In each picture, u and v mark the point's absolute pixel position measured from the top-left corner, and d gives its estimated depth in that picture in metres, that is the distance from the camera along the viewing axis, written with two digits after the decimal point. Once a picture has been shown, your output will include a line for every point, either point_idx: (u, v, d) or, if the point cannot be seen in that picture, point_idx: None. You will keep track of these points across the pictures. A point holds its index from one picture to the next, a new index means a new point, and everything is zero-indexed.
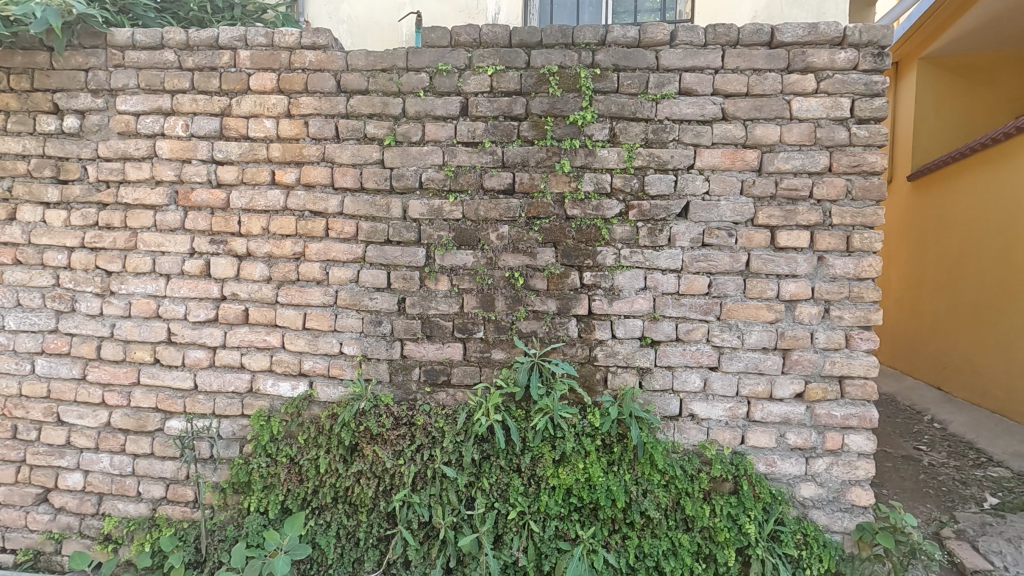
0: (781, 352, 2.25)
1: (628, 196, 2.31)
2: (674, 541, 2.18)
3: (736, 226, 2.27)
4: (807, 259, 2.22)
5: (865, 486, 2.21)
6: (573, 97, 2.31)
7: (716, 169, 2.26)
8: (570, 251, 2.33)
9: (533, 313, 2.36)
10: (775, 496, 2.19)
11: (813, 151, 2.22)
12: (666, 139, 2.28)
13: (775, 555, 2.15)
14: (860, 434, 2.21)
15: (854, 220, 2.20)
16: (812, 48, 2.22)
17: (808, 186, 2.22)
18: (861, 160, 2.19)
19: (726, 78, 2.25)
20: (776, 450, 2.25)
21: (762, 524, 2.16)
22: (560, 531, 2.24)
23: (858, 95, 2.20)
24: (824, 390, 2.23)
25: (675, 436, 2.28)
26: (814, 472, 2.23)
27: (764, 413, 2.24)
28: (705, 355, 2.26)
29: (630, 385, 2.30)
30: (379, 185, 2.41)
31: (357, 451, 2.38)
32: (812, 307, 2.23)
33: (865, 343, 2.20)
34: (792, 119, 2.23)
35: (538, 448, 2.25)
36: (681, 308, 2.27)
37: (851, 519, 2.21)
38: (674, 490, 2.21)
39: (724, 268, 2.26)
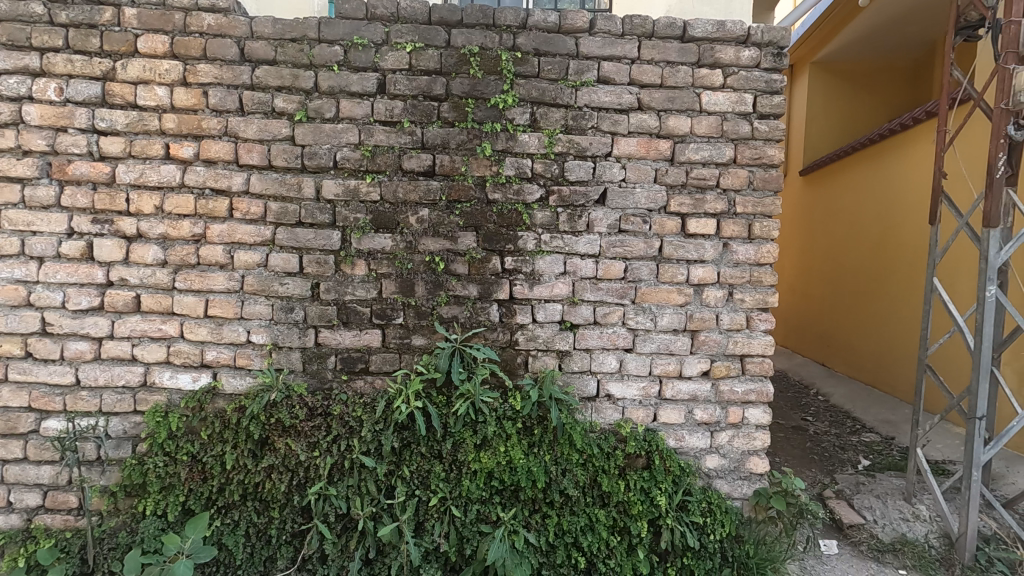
0: (690, 333, 2.38)
1: (548, 181, 2.33)
2: (591, 517, 2.25)
3: (650, 213, 2.36)
4: (713, 245, 2.35)
5: (762, 455, 2.40)
6: (494, 80, 2.29)
7: (632, 157, 2.33)
8: (491, 236, 2.32)
9: (454, 298, 2.34)
10: (683, 468, 2.32)
11: (720, 143, 2.34)
12: (585, 126, 2.32)
13: (683, 523, 2.25)
14: (757, 408, 2.39)
15: (755, 209, 2.35)
16: (719, 44, 2.33)
17: (715, 176, 2.34)
18: (761, 153, 2.34)
19: (641, 69, 2.31)
20: (685, 426, 2.38)
21: (671, 495, 2.27)
22: (481, 515, 2.24)
23: (760, 91, 2.34)
24: (728, 368, 2.38)
25: (592, 416, 2.36)
26: (718, 444, 2.38)
27: (674, 391, 2.37)
28: (620, 337, 2.35)
29: (550, 368, 2.34)
30: (289, 163, 2.27)
31: (268, 444, 2.25)
32: (717, 291, 2.37)
33: (763, 324, 2.37)
34: (701, 111, 2.34)
35: (459, 433, 2.24)
36: (599, 292, 2.34)
37: (749, 486, 2.39)
38: (591, 468, 2.27)
39: (639, 253, 2.34)
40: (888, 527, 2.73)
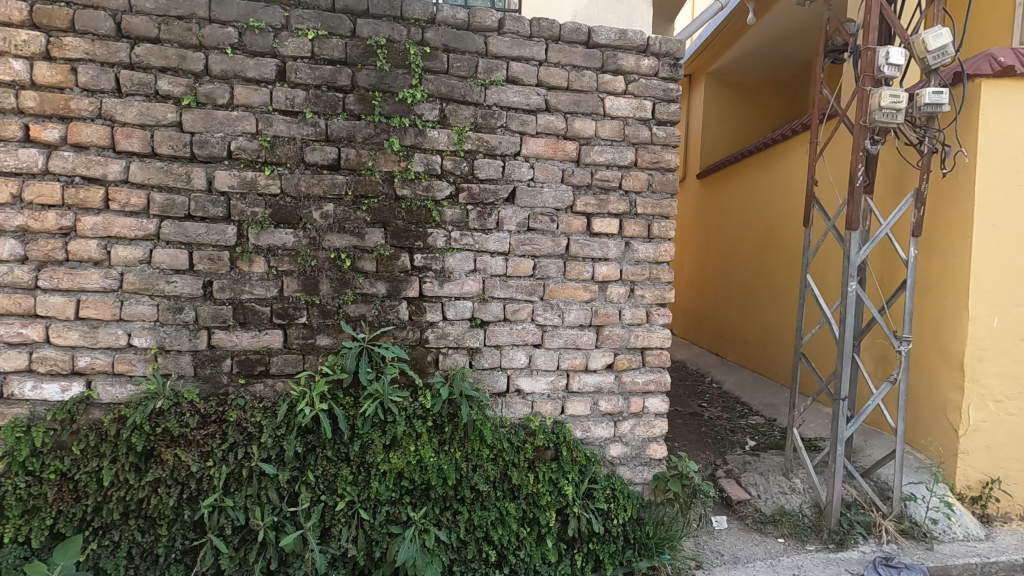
0: (595, 328, 2.48)
1: (458, 178, 2.33)
2: (501, 510, 2.28)
3: (558, 212, 2.43)
4: (616, 244, 2.47)
5: (660, 441, 2.56)
6: (402, 73, 2.25)
7: (540, 157, 2.39)
8: (399, 232, 2.28)
9: (361, 296, 2.27)
10: (589, 458, 2.41)
11: (622, 146, 2.46)
12: (494, 125, 2.34)
13: (589, 510, 2.35)
14: (656, 397, 2.54)
15: (654, 210, 2.49)
16: (621, 52, 2.44)
17: (618, 178, 2.45)
18: (660, 158, 2.48)
19: (549, 71, 2.37)
20: (590, 417, 2.48)
21: (578, 484, 2.36)
22: (391, 516, 2.21)
23: (658, 98, 2.48)
24: (630, 361, 2.51)
25: (502, 411, 2.40)
26: (621, 433, 2.51)
27: (580, 384, 2.46)
28: (529, 332, 2.40)
29: (460, 365, 2.35)
30: (175, 151, 2.09)
31: (154, 457, 2.07)
32: (620, 288, 2.49)
33: (661, 318, 2.52)
34: (604, 115, 2.44)
35: (368, 435, 2.19)
36: (508, 289, 2.38)
37: (649, 471, 2.54)
38: (501, 462, 2.31)
39: (547, 251, 2.40)
40: (769, 500, 3.02)
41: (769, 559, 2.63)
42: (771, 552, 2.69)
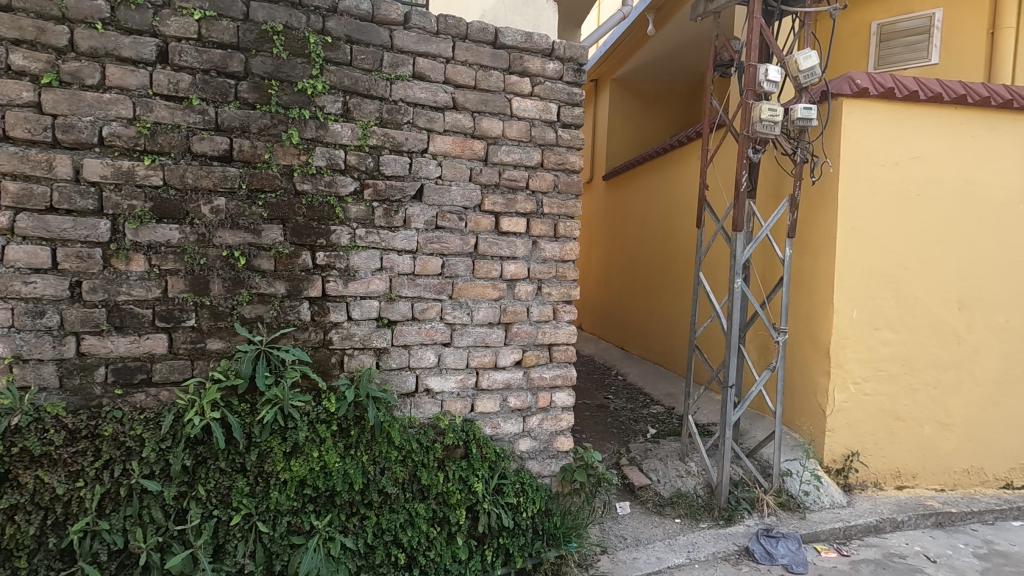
0: (503, 326, 2.51)
1: (363, 174, 2.27)
2: (411, 512, 2.25)
3: (466, 210, 2.43)
4: (523, 243, 2.51)
5: (567, 434, 2.64)
6: (301, 63, 2.15)
7: (448, 155, 2.38)
8: (300, 229, 2.18)
9: (258, 296, 2.15)
10: (498, 454, 2.44)
11: (529, 147, 2.51)
12: (401, 121, 2.30)
13: (498, 505, 2.37)
14: (562, 392, 2.61)
15: (559, 210, 2.56)
16: (527, 54, 2.49)
17: (525, 178, 2.50)
18: (565, 160, 2.56)
19: (456, 69, 2.37)
20: (499, 413, 2.52)
21: (488, 480, 2.37)
22: (293, 526, 2.10)
23: (563, 102, 2.55)
24: (537, 357, 2.57)
25: (410, 412, 2.37)
26: (529, 427, 2.56)
27: (489, 381, 2.48)
28: (438, 331, 2.39)
29: (367, 366, 2.29)
30: (33, 135, 1.86)
31: (8, 480, 1.82)
32: (528, 285, 2.54)
33: (567, 315, 2.60)
34: (511, 116, 2.47)
35: (266, 443, 2.07)
36: (416, 288, 2.35)
37: (557, 463, 2.61)
38: (410, 463, 2.27)
39: (455, 249, 2.40)
40: (668, 484, 3.22)
41: (667, 540, 2.81)
42: (668, 533, 2.88)
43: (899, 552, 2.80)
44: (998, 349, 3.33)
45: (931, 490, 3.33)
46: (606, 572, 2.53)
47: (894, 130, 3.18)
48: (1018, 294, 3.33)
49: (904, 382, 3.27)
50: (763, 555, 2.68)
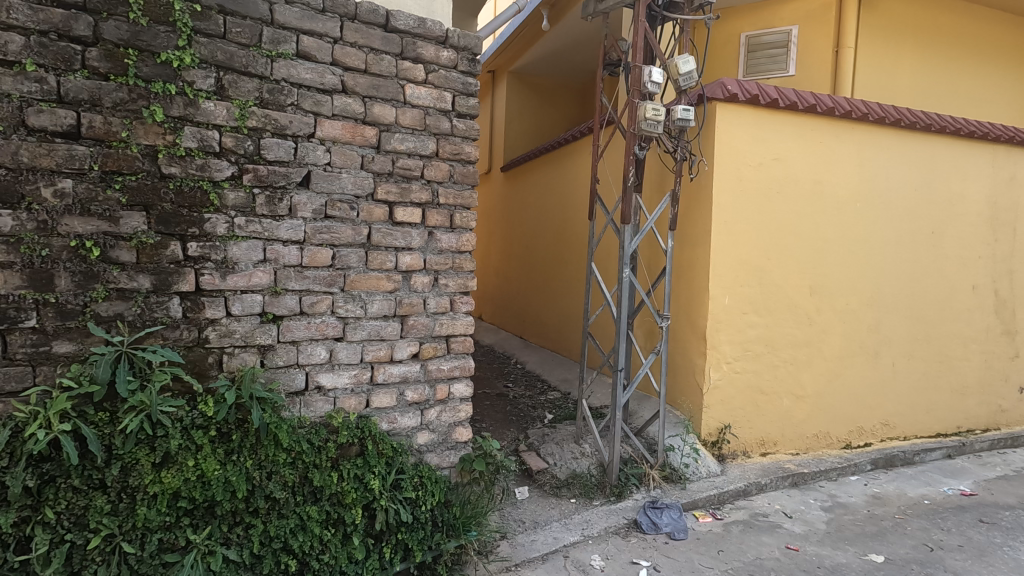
0: (399, 318, 2.45)
1: (241, 158, 2.10)
2: (302, 516, 2.13)
3: (358, 199, 2.33)
4: (419, 234, 2.46)
5: (466, 424, 2.64)
6: (164, 31, 1.94)
7: (337, 141, 2.27)
8: (167, 217, 1.98)
9: (116, 292, 1.92)
10: (396, 449, 2.38)
11: (423, 136, 2.46)
12: (284, 102, 2.16)
13: (396, 501, 2.31)
14: (461, 382, 2.61)
15: (455, 201, 2.55)
16: (420, 40, 2.43)
17: (420, 167, 2.45)
18: (460, 149, 2.54)
19: (344, 50, 2.26)
20: (396, 408, 2.46)
21: (385, 476, 2.31)
22: (165, 544, 1.92)
23: (457, 91, 2.53)
24: (434, 349, 2.54)
25: (300, 411, 2.25)
26: (428, 420, 2.53)
27: (385, 375, 2.42)
28: (329, 326, 2.28)
29: (250, 365, 2.13)
30: None
31: None
32: (424, 277, 2.50)
33: (465, 306, 2.60)
34: (405, 103, 2.41)
35: (131, 455, 1.86)
36: (305, 281, 2.22)
37: (456, 454, 2.61)
38: (300, 465, 2.15)
39: (347, 240, 2.30)
40: (563, 466, 3.37)
41: (563, 520, 2.93)
42: (564, 513, 3.00)
43: (763, 511, 3.14)
44: (841, 328, 3.82)
45: (789, 454, 3.76)
46: (506, 556, 2.59)
47: (759, 133, 3.52)
48: (856, 280, 3.84)
49: (767, 360, 3.66)
50: (650, 525, 2.89)
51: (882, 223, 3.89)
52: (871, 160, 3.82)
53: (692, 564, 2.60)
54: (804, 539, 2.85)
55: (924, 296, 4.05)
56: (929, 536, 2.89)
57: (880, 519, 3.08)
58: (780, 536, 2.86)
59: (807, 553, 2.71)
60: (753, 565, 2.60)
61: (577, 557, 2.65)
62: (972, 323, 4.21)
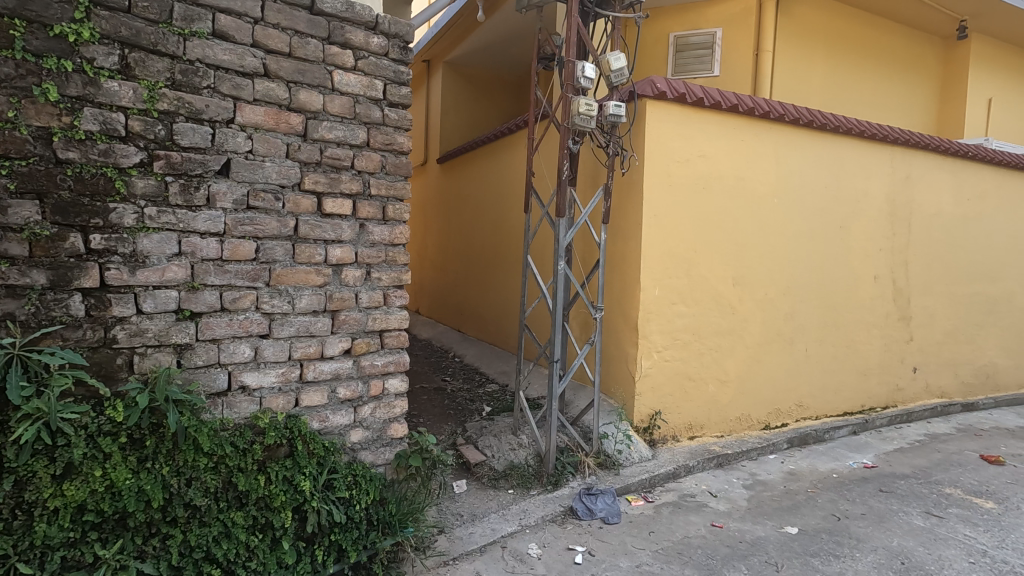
0: (330, 314, 2.37)
1: (151, 144, 1.96)
2: (226, 523, 2.02)
3: (284, 189, 2.23)
4: (349, 226, 2.39)
5: (401, 420, 2.60)
6: (57, 3, 1.78)
7: (259, 127, 2.15)
8: (64, 206, 1.82)
9: (6, 288, 1.76)
10: (328, 448, 2.31)
11: (353, 125, 2.37)
12: (199, 85, 2.03)
13: (329, 502, 2.23)
14: (395, 378, 2.56)
15: (388, 192, 2.48)
16: (349, 25, 2.35)
17: (350, 157, 2.37)
18: (392, 140, 2.48)
19: (266, 32, 2.14)
20: (328, 406, 2.39)
21: (316, 476, 2.22)
22: (69, 562, 1.77)
23: (389, 80, 2.46)
24: (367, 344, 2.48)
25: (223, 413, 2.13)
26: (361, 417, 2.47)
27: (315, 373, 2.34)
28: (254, 322, 2.18)
29: (165, 366, 2.00)
30: None
31: None
32: (356, 271, 2.43)
33: (399, 300, 2.55)
34: (333, 90, 2.32)
35: (26, 467, 1.71)
36: (225, 275, 2.10)
37: (391, 450, 2.56)
38: (224, 470, 2.04)
39: (272, 233, 2.20)
40: (501, 457, 3.39)
41: (500, 511, 2.95)
42: (502, 504, 3.03)
43: (690, 492, 3.30)
44: (760, 317, 4.06)
45: (715, 437, 3.96)
46: (443, 551, 2.58)
47: (685, 130, 3.66)
48: (773, 272, 4.09)
49: (694, 348, 3.83)
50: (585, 511, 2.96)
51: (797, 219, 4.16)
52: (787, 158, 4.06)
53: (625, 546, 2.69)
54: (727, 516, 3.02)
55: (833, 286, 4.37)
56: (837, 507, 3.14)
57: (794, 494, 3.31)
58: (706, 515, 3.01)
59: (730, 529, 2.87)
60: (681, 543, 2.72)
61: (514, 547, 2.68)
62: (873, 310, 4.59)
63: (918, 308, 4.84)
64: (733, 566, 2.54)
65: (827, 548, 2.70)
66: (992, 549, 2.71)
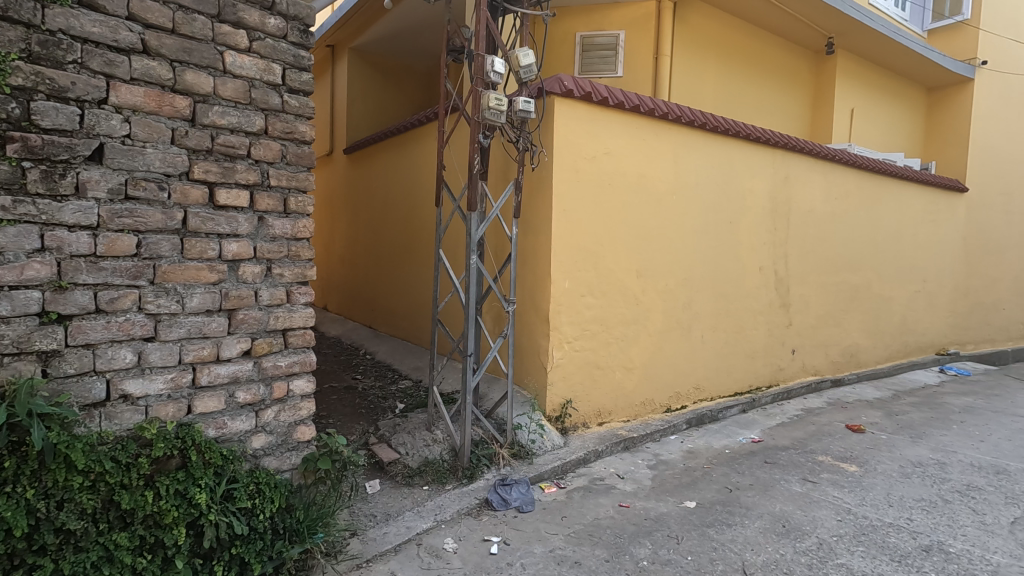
0: (226, 313, 2.22)
1: (3, 124, 1.74)
2: (108, 546, 1.84)
3: (170, 178, 2.05)
4: (247, 219, 2.24)
5: (308, 422, 2.49)
6: None
7: (138, 110, 1.96)
8: None
9: None
10: (227, 457, 2.15)
11: (248, 111, 2.22)
12: (63, 59, 1.82)
13: (229, 514, 2.08)
14: (301, 378, 2.44)
15: (289, 183, 2.35)
16: (242, 4, 2.19)
17: (246, 145, 2.22)
18: (293, 128, 2.35)
19: (145, 5, 1.95)
20: (226, 411, 2.23)
21: (214, 488, 2.06)
22: None
23: (288, 64, 2.33)
24: (269, 345, 2.34)
25: (101, 425, 1.93)
26: (264, 422, 2.33)
27: (210, 377, 2.17)
28: (136, 325, 1.99)
29: (27, 376, 1.78)
30: None
31: None
32: (254, 267, 2.28)
33: (303, 297, 2.43)
34: (225, 72, 2.16)
35: None
36: (101, 274, 1.90)
37: (298, 454, 2.44)
38: (103, 488, 1.84)
39: (156, 226, 2.01)
40: (415, 455, 3.35)
41: (415, 508, 2.92)
42: (417, 501, 2.99)
43: (600, 476, 3.45)
44: (661, 307, 4.31)
45: (622, 421, 4.17)
46: (356, 554, 2.50)
47: (591, 128, 3.78)
48: (672, 264, 4.35)
49: (602, 338, 3.99)
50: (500, 502, 3.00)
51: (692, 214, 4.45)
52: (684, 158, 4.33)
53: (539, 533, 2.77)
54: (634, 496, 3.19)
55: (724, 277, 4.73)
56: (729, 480, 3.42)
57: (693, 471, 3.56)
58: (615, 496, 3.17)
59: (637, 508, 3.04)
60: (591, 525, 2.84)
61: (430, 543, 2.66)
62: (759, 298, 5.03)
63: (796, 296, 5.36)
64: (639, 543, 2.69)
65: (721, 518, 2.94)
66: (856, 507, 3.08)
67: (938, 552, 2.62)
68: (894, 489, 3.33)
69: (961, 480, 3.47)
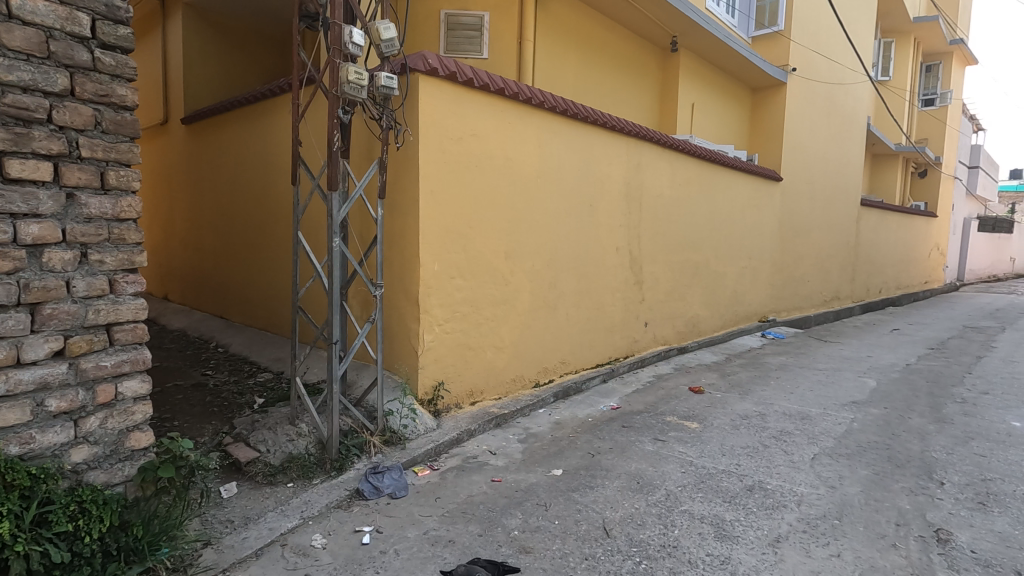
0: (28, 308, 1.89)
1: None
2: None
3: None
4: (51, 196, 1.93)
5: (144, 427, 2.21)
6: None
7: None
8: None
9: None
10: (36, 476, 1.84)
11: (46, 66, 1.91)
12: None
13: (42, 541, 1.78)
14: (132, 379, 2.16)
15: (106, 155, 2.07)
16: None
17: (45, 107, 1.91)
18: (108, 90, 2.07)
19: None
20: (34, 423, 1.90)
21: (20, 514, 1.75)
22: None
23: (98, 15, 2.04)
24: (89, 342, 2.03)
25: None
26: (85, 432, 2.02)
27: (10, 384, 1.84)
28: None
29: None
30: None
31: None
32: (64, 253, 1.97)
33: (131, 287, 2.15)
34: (10, 17, 1.83)
35: None
36: None
37: (132, 466, 2.16)
38: None
39: None
40: (277, 451, 3.13)
41: (279, 507, 2.75)
42: (280, 501, 2.81)
43: (472, 454, 3.51)
44: (528, 286, 4.46)
45: (494, 399, 4.27)
46: (210, 566, 2.28)
47: (458, 108, 3.76)
48: (538, 244, 4.51)
49: (472, 319, 4.04)
50: (371, 491, 2.93)
51: (556, 197, 4.63)
52: (547, 142, 4.49)
53: (413, 517, 2.75)
54: (505, 470, 3.30)
55: (585, 257, 5.02)
56: (592, 446, 3.68)
57: (559, 440, 3.77)
58: (487, 472, 3.25)
59: (508, 481, 3.15)
60: (465, 503, 2.89)
61: (296, 542, 2.52)
62: (616, 276, 5.42)
63: (647, 274, 5.87)
64: (510, 514, 2.79)
65: (584, 481, 3.16)
66: (696, 459, 3.49)
67: (759, 490, 3.07)
68: (726, 440, 3.82)
69: (776, 427, 4.08)
